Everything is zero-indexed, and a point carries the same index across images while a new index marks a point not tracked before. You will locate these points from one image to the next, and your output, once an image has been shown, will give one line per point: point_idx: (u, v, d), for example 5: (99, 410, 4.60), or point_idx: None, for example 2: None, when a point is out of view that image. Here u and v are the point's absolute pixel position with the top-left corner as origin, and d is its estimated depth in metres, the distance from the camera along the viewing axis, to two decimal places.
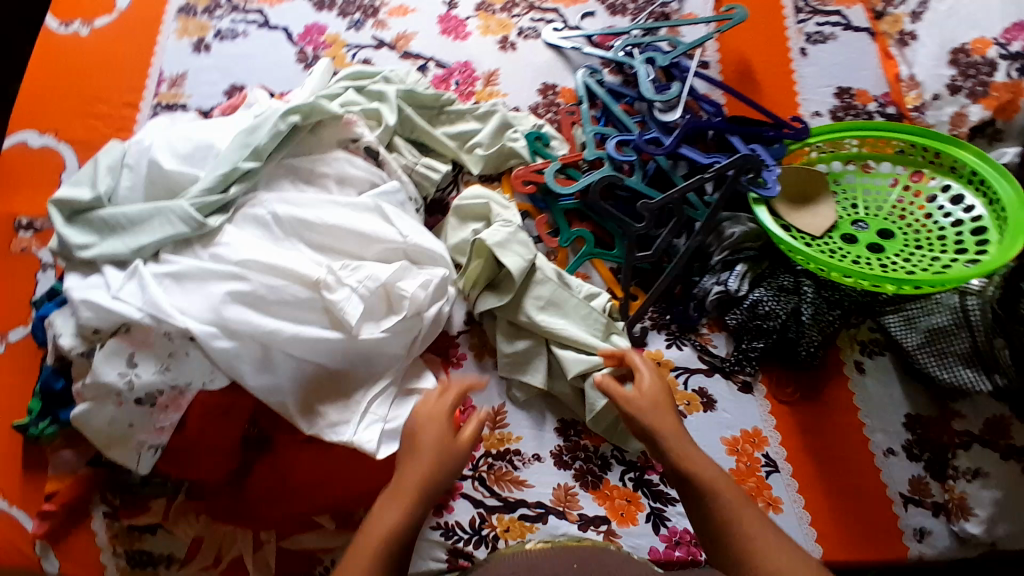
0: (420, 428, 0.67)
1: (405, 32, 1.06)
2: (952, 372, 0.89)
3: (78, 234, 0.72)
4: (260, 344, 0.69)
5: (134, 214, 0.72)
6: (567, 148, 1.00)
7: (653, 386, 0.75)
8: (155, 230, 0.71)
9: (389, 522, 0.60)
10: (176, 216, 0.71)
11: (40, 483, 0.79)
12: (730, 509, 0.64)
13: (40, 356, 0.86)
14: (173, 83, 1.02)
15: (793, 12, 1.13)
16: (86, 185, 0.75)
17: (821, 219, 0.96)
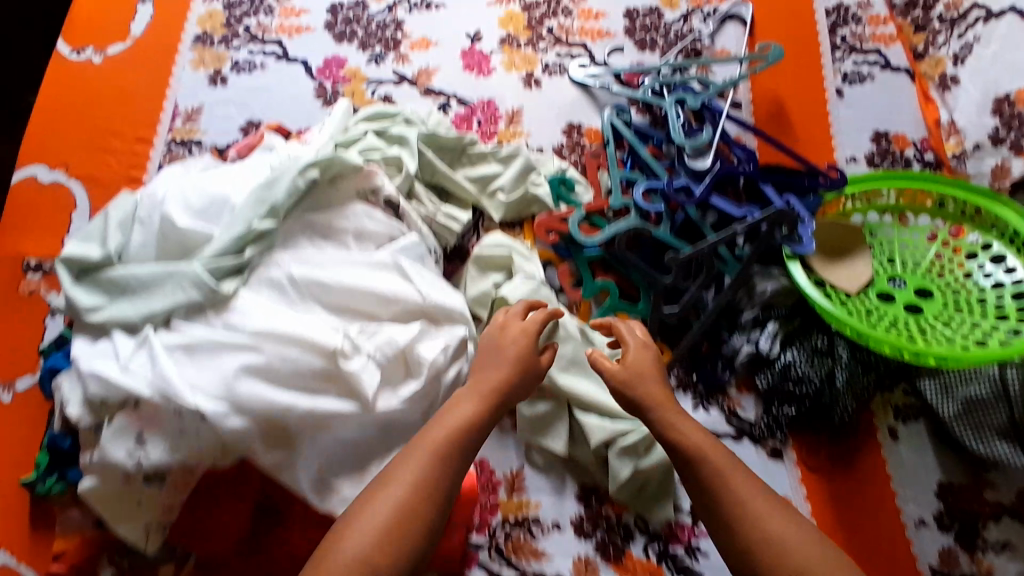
0: (502, 341, 0.73)
1: (427, 67, 1.03)
2: (988, 446, 0.85)
3: (87, 295, 0.69)
4: (271, 420, 0.66)
5: (146, 276, 0.69)
6: (591, 195, 0.96)
7: (638, 357, 0.76)
8: (166, 295, 0.68)
9: (468, 408, 0.68)
10: (188, 281, 0.68)
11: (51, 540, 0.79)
12: (720, 471, 0.67)
13: (47, 409, 0.84)
14: (188, 117, 0.99)
15: (829, 50, 1.07)
16: (96, 241, 0.72)
17: (858, 275, 0.91)
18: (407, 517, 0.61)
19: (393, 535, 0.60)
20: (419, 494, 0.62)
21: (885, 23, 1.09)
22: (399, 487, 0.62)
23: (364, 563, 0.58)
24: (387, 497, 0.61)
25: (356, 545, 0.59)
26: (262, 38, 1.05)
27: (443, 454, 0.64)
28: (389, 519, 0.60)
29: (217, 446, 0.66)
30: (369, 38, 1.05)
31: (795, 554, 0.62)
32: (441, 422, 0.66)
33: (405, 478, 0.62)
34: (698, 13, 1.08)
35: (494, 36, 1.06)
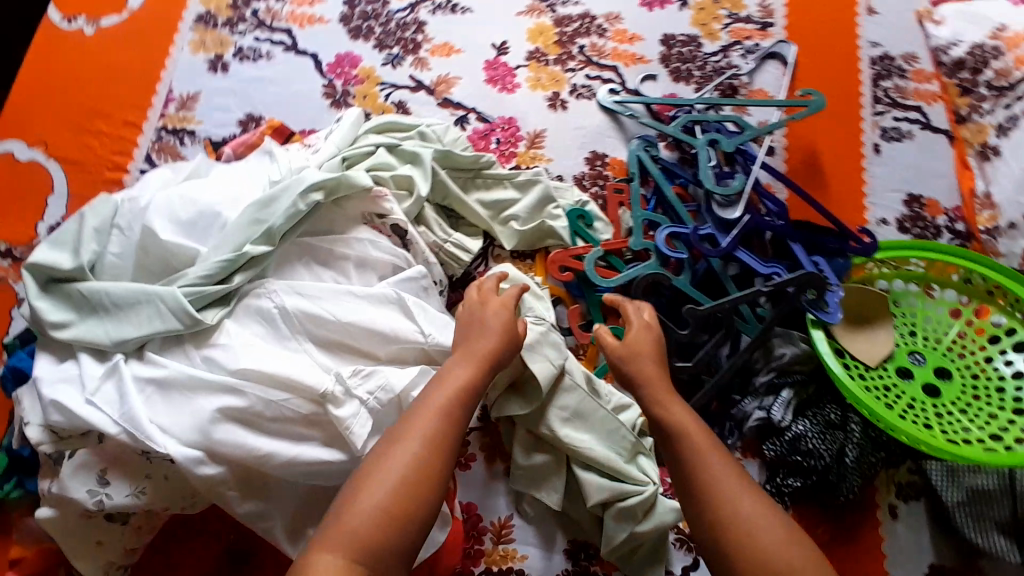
0: (485, 316, 0.71)
1: (447, 75, 0.96)
2: (987, 538, 0.83)
3: (53, 309, 0.62)
4: (248, 466, 0.61)
5: (120, 295, 0.62)
6: (611, 233, 0.90)
7: (637, 337, 0.78)
8: (141, 322, 0.61)
9: (467, 370, 0.66)
10: (168, 308, 0.61)
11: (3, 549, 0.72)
12: (696, 450, 0.67)
13: (7, 410, 0.76)
14: (182, 104, 0.91)
15: (870, 102, 1.02)
16: (68, 248, 0.65)
17: (879, 348, 0.87)
18: (424, 470, 0.58)
19: (412, 488, 0.57)
20: (434, 447, 0.59)
21: (930, 79, 1.03)
22: (413, 440, 0.59)
23: (386, 516, 0.55)
24: (402, 450, 0.59)
25: (376, 499, 0.56)
26: (270, 25, 0.97)
27: (451, 410, 0.62)
28: (408, 472, 0.58)
29: (187, 489, 0.60)
30: (387, 37, 0.98)
31: (758, 527, 0.60)
32: (443, 383, 0.64)
33: (416, 432, 0.60)
34: (738, 47, 1.02)
35: (521, 49, 0.99)
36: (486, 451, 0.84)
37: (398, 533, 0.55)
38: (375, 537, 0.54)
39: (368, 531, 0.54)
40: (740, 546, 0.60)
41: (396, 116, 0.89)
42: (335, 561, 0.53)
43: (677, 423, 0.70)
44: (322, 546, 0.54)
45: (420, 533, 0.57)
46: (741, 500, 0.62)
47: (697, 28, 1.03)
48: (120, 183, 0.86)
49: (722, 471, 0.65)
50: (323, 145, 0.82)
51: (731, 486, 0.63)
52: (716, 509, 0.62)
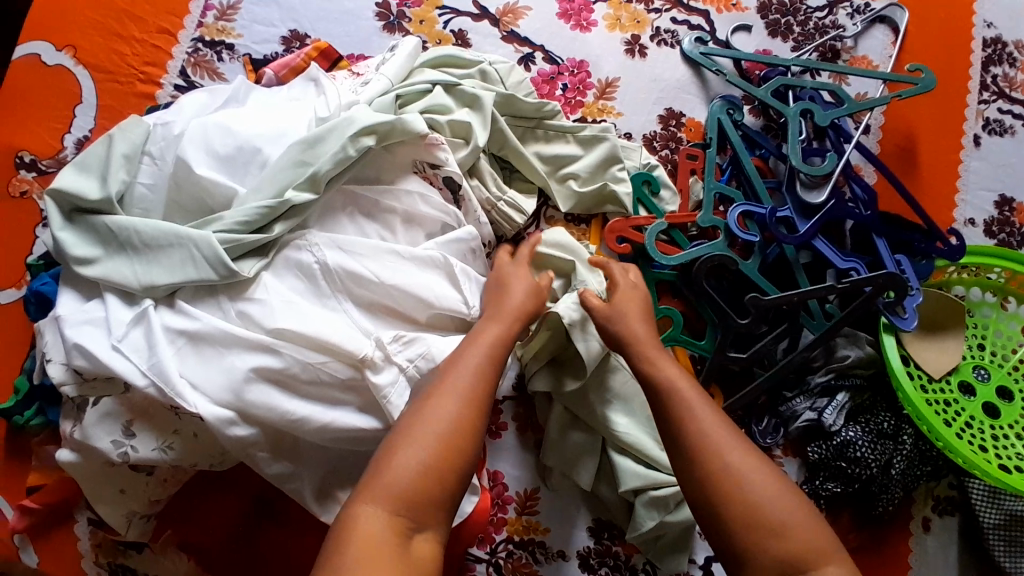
0: (509, 280, 0.66)
1: (515, 4, 0.86)
2: (1015, 564, 0.80)
3: (78, 242, 0.58)
4: (277, 430, 0.57)
5: (150, 234, 0.57)
6: (677, 204, 0.82)
7: (623, 297, 0.71)
8: (173, 268, 0.56)
9: (500, 329, 0.61)
10: (202, 256, 0.56)
11: (25, 475, 0.73)
12: (684, 407, 0.61)
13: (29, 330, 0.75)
14: (222, 12, 0.82)
15: (977, 88, 0.90)
16: (95, 174, 0.59)
17: (947, 359, 0.81)
18: (467, 424, 0.53)
19: (455, 442, 0.52)
20: (474, 401, 0.55)
21: None
22: (453, 394, 0.54)
23: (429, 469, 0.51)
24: (443, 404, 0.54)
25: (418, 452, 0.51)
26: None
27: (489, 365, 0.58)
28: (450, 426, 0.53)
29: (216, 447, 0.57)
30: None
31: (755, 485, 0.56)
32: (476, 337, 0.60)
33: (454, 385, 0.55)
34: (847, 4, 0.91)
35: None
36: (519, 422, 0.80)
37: (440, 488, 0.51)
38: (420, 489, 0.50)
39: (407, 487, 0.49)
40: (740, 510, 0.55)
41: (455, 48, 0.79)
42: (379, 513, 0.48)
43: (664, 379, 0.63)
44: (364, 498, 0.49)
45: (462, 488, 0.53)
46: (731, 452, 0.58)
47: None
48: (153, 98, 0.80)
49: (714, 425, 0.60)
50: (373, 78, 0.73)
51: (722, 440, 0.58)
52: (708, 465, 0.57)
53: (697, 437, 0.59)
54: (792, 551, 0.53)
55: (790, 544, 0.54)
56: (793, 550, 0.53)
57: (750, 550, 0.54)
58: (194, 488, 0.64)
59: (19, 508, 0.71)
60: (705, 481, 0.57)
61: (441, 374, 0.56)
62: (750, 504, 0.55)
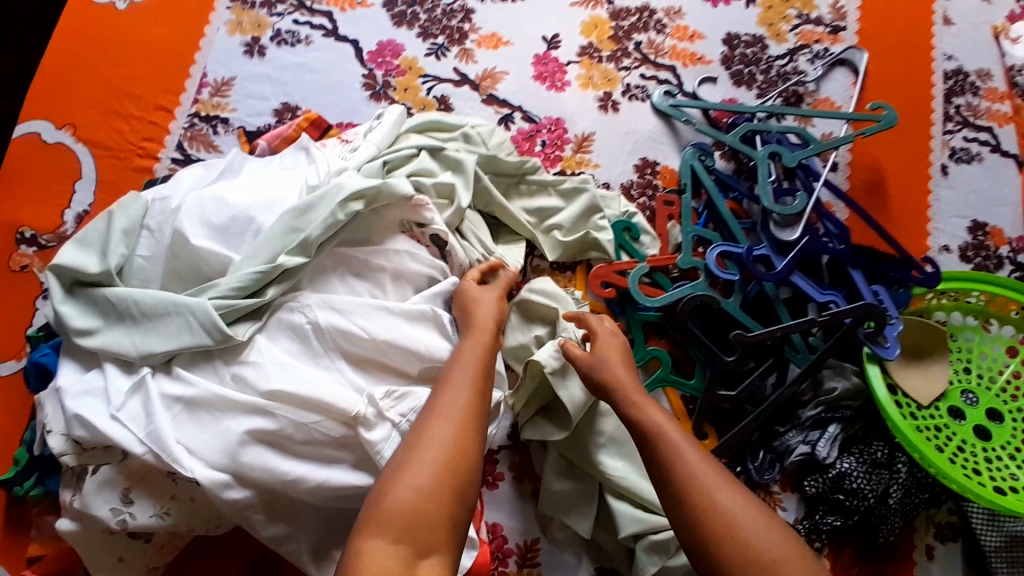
0: (476, 302, 0.68)
1: (493, 69, 0.91)
2: None
3: (78, 314, 0.60)
4: (274, 491, 0.58)
5: (148, 304, 0.59)
6: (658, 248, 0.85)
7: (604, 343, 0.73)
8: (169, 335, 0.58)
9: (479, 352, 0.63)
10: (198, 322, 0.58)
11: (24, 547, 0.74)
12: (673, 452, 0.62)
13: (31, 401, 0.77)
14: (217, 89, 0.87)
15: (940, 120, 0.95)
16: (95, 250, 0.62)
17: (933, 385, 0.82)
18: (463, 447, 0.55)
19: (453, 464, 0.54)
20: (468, 422, 0.57)
21: (1002, 100, 0.96)
22: (446, 419, 0.56)
23: (432, 495, 0.52)
24: (438, 429, 0.56)
25: (418, 479, 0.52)
26: (310, 6, 0.91)
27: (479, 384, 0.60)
28: (448, 448, 0.55)
29: (213, 511, 0.57)
30: (432, 24, 0.92)
31: (748, 522, 0.57)
32: (460, 359, 0.62)
33: (447, 410, 0.57)
34: (807, 51, 0.96)
35: (574, 44, 0.93)
36: (515, 471, 0.80)
37: (441, 508, 0.52)
38: (425, 514, 0.51)
39: (410, 512, 0.51)
40: (734, 549, 0.56)
41: (435, 113, 0.83)
42: (389, 546, 0.49)
43: (653, 424, 0.65)
44: (370, 531, 0.50)
45: (466, 508, 0.54)
46: (720, 491, 0.59)
47: (764, 29, 0.97)
48: (151, 171, 0.84)
49: (701, 464, 0.61)
50: (362, 143, 0.77)
51: (711, 479, 0.59)
52: (698, 505, 0.58)
53: (687, 478, 0.60)
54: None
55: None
56: None
57: None
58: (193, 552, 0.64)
59: None
60: (698, 521, 0.58)
61: (434, 399, 0.58)
62: (743, 542, 0.56)
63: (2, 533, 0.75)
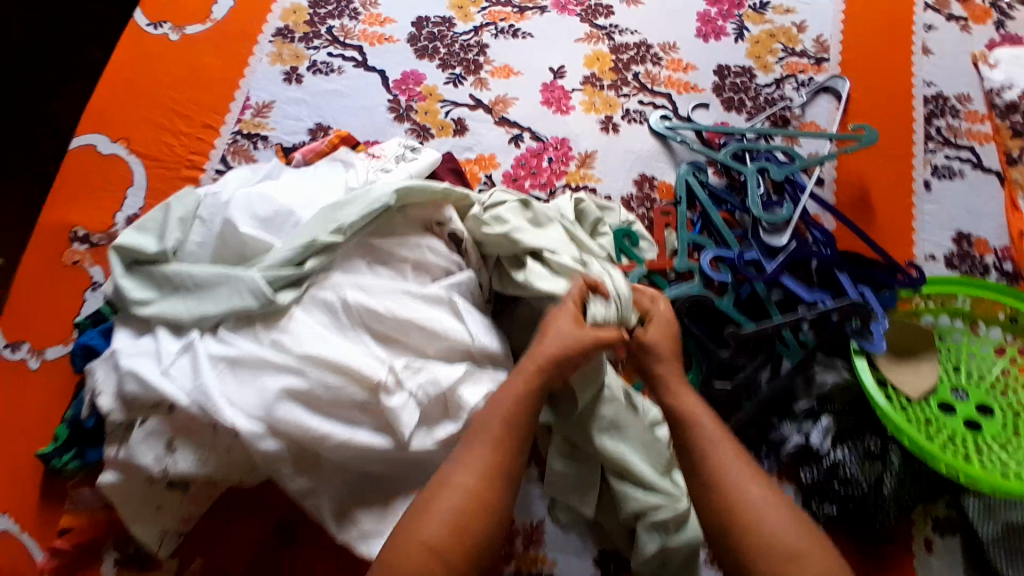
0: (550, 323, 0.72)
1: (505, 95, 1.01)
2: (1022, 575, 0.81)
3: (137, 287, 0.68)
4: (305, 446, 0.64)
5: (201, 276, 0.67)
6: (655, 253, 0.92)
7: (656, 331, 0.76)
8: (220, 300, 0.66)
9: (519, 391, 0.67)
10: (245, 288, 0.66)
11: (55, 518, 0.81)
12: (710, 436, 0.68)
13: (72, 382, 0.86)
14: (258, 111, 0.98)
15: (922, 139, 1.02)
16: (153, 234, 0.71)
17: (923, 381, 0.87)
18: (481, 509, 0.60)
19: (467, 516, 0.60)
20: (488, 483, 0.62)
21: (982, 120, 1.04)
22: (468, 472, 0.62)
23: (443, 556, 0.57)
24: (459, 480, 0.61)
25: (428, 535, 0.58)
26: (344, 42, 1.04)
27: (510, 435, 0.64)
28: (464, 500, 0.60)
29: (247, 463, 0.63)
30: (451, 57, 1.03)
31: (771, 517, 0.61)
32: (498, 401, 0.67)
33: (470, 467, 0.63)
34: (792, 80, 1.05)
35: (578, 74, 1.04)
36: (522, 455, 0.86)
37: (443, 566, 0.57)
38: (430, 574, 0.57)
39: (417, 560, 0.57)
40: (757, 540, 0.60)
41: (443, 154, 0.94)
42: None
43: (683, 411, 0.70)
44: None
45: (478, 556, 0.59)
46: (749, 488, 0.63)
47: (752, 61, 1.07)
48: (195, 181, 0.94)
49: (735, 459, 0.66)
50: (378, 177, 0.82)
51: (737, 477, 0.64)
52: (727, 497, 0.63)
53: (720, 470, 0.65)
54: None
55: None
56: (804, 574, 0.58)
57: None
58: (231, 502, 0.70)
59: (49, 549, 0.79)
60: (724, 517, 0.62)
61: (465, 450, 0.64)
62: (766, 537, 0.60)
63: (41, 501, 0.82)
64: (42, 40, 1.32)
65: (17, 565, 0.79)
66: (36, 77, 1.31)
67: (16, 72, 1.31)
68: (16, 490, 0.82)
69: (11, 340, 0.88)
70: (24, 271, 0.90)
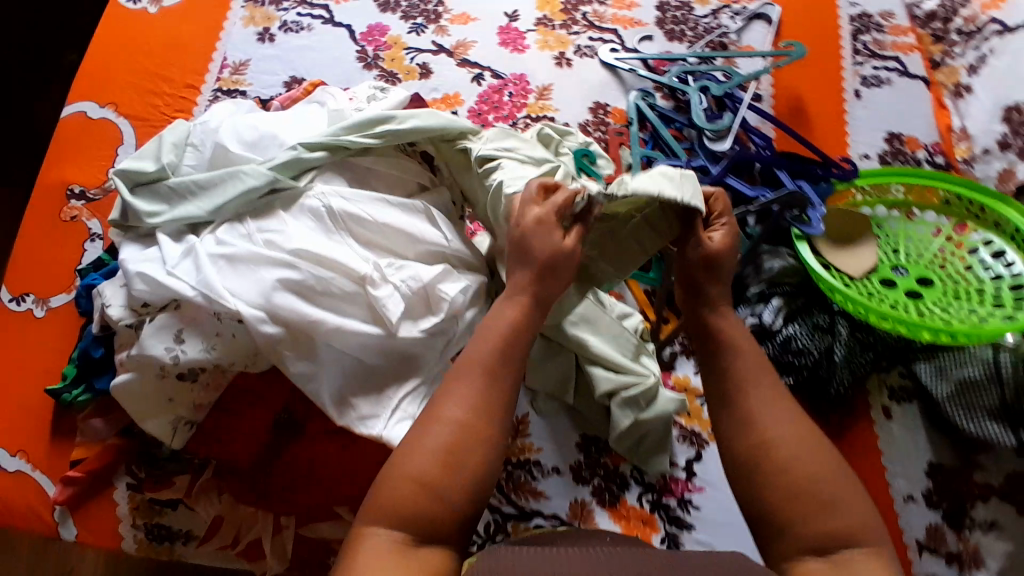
0: (531, 239, 0.69)
1: (464, 40, 1.09)
2: (978, 425, 0.86)
3: (145, 203, 0.75)
4: (305, 333, 0.71)
5: (205, 178, 0.75)
6: (612, 168, 1.00)
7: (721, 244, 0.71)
8: (228, 190, 0.75)
9: (504, 322, 0.65)
10: (248, 175, 0.75)
11: (68, 449, 0.84)
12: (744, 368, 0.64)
13: (74, 325, 0.90)
14: (235, 69, 1.06)
15: (850, 54, 1.11)
16: (150, 158, 0.78)
17: (863, 262, 0.95)
18: (479, 443, 0.57)
19: (459, 447, 0.56)
20: (484, 419, 0.58)
21: (906, 33, 1.14)
22: (460, 401, 0.59)
23: (437, 492, 0.54)
24: (448, 411, 0.58)
25: (417, 469, 0.55)
26: (311, 3, 1.11)
27: (499, 364, 0.61)
28: (455, 432, 0.57)
29: (251, 348, 0.70)
30: (412, 10, 1.12)
31: (797, 464, 0.57)
32: (490, 325, 0.65)
33: (460, 399, 0.59)
34: (727, 10, 1.14)
35: (531, 17, 1.12)
36: None
37: (436, 499, 0.54)
38: (423, 508, 0.54)
39: (407, 495, 0.54)
40: (784, 484, 0.56)
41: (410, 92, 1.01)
42: (392, 533, 0.53)
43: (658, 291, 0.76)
44: (374, 518, 0.53)
45: (476, 487, 0.56)
46: (782, 431, 0.59)
47: None
48: None
49: (768, 387, 0.63)
50: (409, 117, 0.82)
51: (763, 408, 0.61)
52: (751, 432, 0.60)
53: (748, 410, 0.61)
54: (834, 528, 0.54)
55: (832, 517, 0.54)
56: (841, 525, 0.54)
57: (788, 526, 0.55)
58: (232, 398, 0.73)
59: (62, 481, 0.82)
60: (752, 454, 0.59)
61: (455, 380, 0.61)
62: (798, 481, 0.56)
63: (51, 436, 0.84)
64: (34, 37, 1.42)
65: (31, 497, 0.82)
66: (37, 76, 1.42)
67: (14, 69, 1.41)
68: (25, 427, 0.85)
69: (15, 292, 0.91)
70: (25, 230, 0.94)
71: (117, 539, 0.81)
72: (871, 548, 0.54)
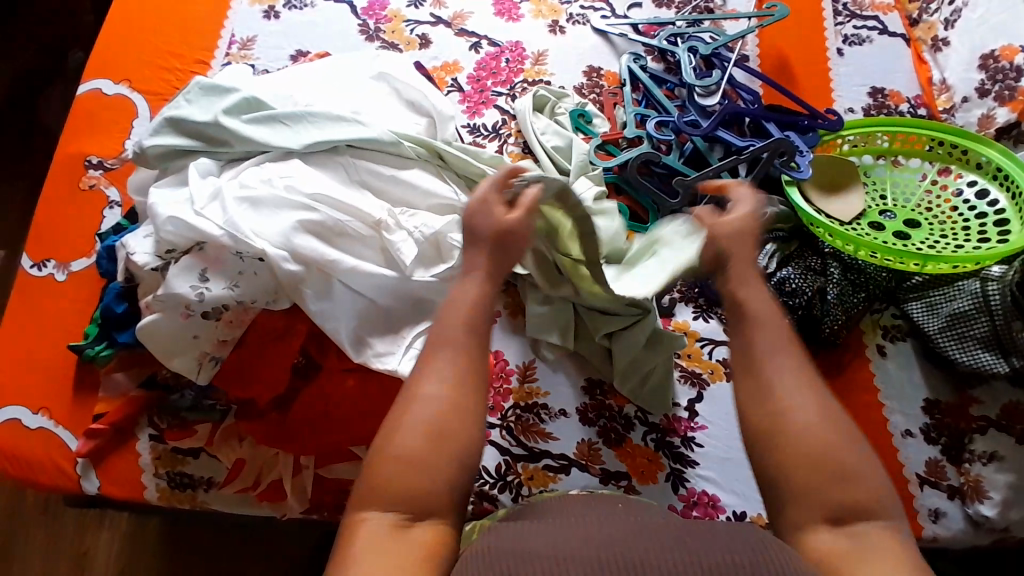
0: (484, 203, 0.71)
1: (461, 11, 1.14)
2: (972, 355, 0.89)
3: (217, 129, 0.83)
4: (323, 272, 0.76)
5: (289, 113, 0.83)
6: (608, 127, 1.05)
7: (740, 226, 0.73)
8: (315, 131, 0.83)
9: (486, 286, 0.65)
10: (333, 119, 0.84)
11: (88, 405, 0.87)
12: (759, 339, 0.62)
13: (95, 288, 0.93)
14: (243, 45, 1.09)
15: (832, 15, 1.16)
16: (209, 102, 0.85)
17: (851, 207, 0.99)
18: (456, 411, 0.56)
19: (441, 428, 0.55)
20: (457, 386, 0.57)
21: None
22: (439, 379, 0.57)
23: (425, 470, 0.53)
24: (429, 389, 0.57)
25: (401, 449, 0.54)
26: None
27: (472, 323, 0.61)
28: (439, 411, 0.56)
29: (272, 285, 0.75)
30: None
31: (806, 436, 0.55)
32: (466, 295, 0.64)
33: (439, 377, 0.58)
34: None
35: None
36: (511, 309, 0.96)
37: (425, 476, 0.53)
38: (410, 487, 0.53)
39: (400, 472, 0.53)
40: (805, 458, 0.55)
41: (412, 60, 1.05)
42: (386, 516, 0.52)
43: None
44: (363, 504, 0.52)
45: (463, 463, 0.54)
46: (796, 402, 0.57)
47: None
48: None
49: (776, 359, 0.60)
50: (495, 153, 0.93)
51: (770, 381, 0.58)
52: (757, 412, 0.58)
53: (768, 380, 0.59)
54: (849, 500, 0.53)
55: (844, 491, 0.53)
56: (852, 496, 0.53)
57: (806, 497, 0.54)
58: (254, 334, 0.78)
59: (84, 435, 0.84)
60: (762, 436, 0.57)
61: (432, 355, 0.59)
62: (817, 457, 0.54)
63: (73, 392, 0.87)
64: (57, 37, 1.50)
65: (55, 451, 0.84)
66: (53, 73, 1.48)
67: (31, 67, 1.47)
68: (46, 385, 0.87)
69: (35, 259, 0.94)
70: (46, 200, 0.98)
71: (140, 489, 0.84)
72: (886, 523, 0.53)
